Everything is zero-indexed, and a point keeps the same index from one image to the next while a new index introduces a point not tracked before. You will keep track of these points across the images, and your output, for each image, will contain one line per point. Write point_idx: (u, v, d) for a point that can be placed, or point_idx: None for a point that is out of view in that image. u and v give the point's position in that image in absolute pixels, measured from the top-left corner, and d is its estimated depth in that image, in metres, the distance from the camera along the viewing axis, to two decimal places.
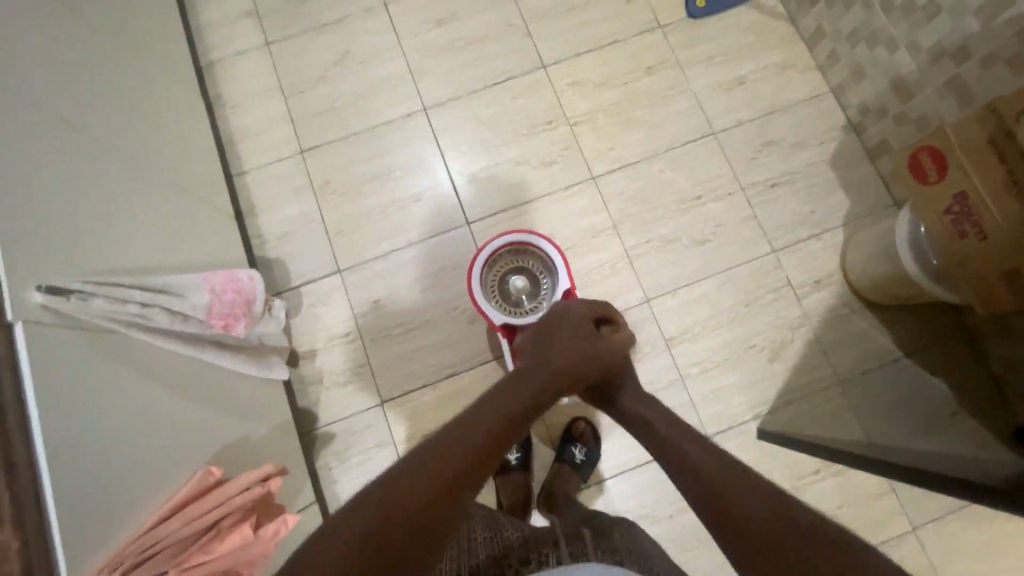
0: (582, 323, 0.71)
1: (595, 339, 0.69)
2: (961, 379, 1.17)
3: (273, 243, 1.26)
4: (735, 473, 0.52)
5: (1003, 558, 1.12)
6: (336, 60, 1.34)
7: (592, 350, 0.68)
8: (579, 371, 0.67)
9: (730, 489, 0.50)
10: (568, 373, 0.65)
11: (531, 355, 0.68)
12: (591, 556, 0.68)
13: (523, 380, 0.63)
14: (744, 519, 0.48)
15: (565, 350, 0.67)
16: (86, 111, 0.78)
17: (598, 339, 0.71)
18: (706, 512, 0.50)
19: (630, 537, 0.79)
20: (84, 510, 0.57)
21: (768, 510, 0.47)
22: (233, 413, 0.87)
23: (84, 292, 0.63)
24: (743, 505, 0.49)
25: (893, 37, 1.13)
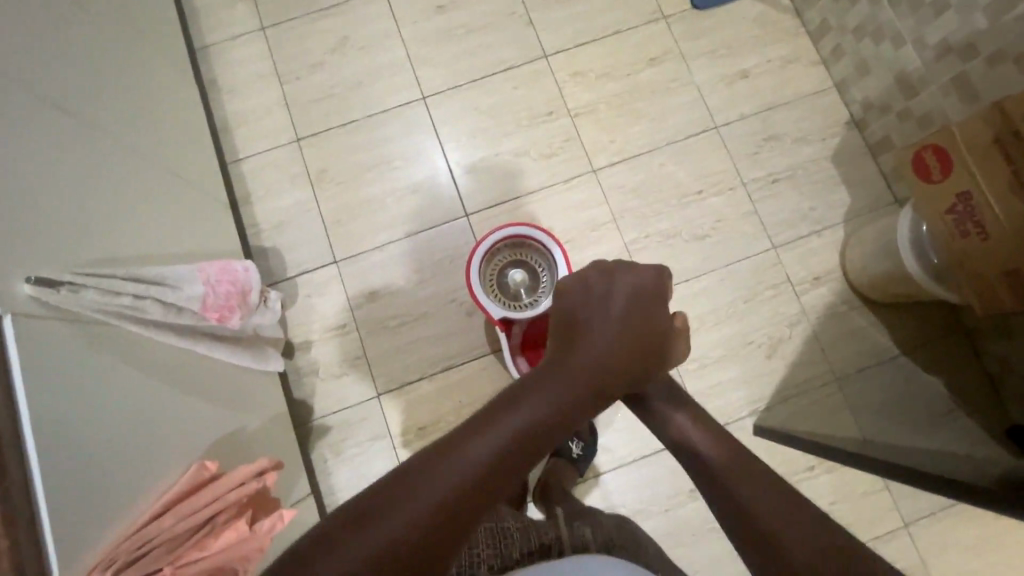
0: (628, 316, 0.58)
1: (652, 330, 0.59)
2: (958, 378, 1.17)
3: (269, 232, 1.25)
4: (787, 503, 0.48)
5: (994, 554, 1.13)
6: (333, 47, 1.31)
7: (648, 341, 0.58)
8: (618, 377, 0.56)
9: (779, 519, 0.47)
10: (605, 379, 0.54)
11: (565, 340, 0.57)
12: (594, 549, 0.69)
13: (565, 368, 0.54)
14: (788, 555, 0.45)
15: (604, 352, 0.55)
16: (75, 97, 0.76)
17: (647, 331, 0.58)
18: (748, 542, 0.47)
19: (636, 540, 0.78)
20: (75, 506, 0.56)
21: (819, 549, 0.44)
22: (227, 405, 0.86)
23: (74, 284, 0.62)
24: (793, 540, 0.45)
25: (900, 31, 1.12)
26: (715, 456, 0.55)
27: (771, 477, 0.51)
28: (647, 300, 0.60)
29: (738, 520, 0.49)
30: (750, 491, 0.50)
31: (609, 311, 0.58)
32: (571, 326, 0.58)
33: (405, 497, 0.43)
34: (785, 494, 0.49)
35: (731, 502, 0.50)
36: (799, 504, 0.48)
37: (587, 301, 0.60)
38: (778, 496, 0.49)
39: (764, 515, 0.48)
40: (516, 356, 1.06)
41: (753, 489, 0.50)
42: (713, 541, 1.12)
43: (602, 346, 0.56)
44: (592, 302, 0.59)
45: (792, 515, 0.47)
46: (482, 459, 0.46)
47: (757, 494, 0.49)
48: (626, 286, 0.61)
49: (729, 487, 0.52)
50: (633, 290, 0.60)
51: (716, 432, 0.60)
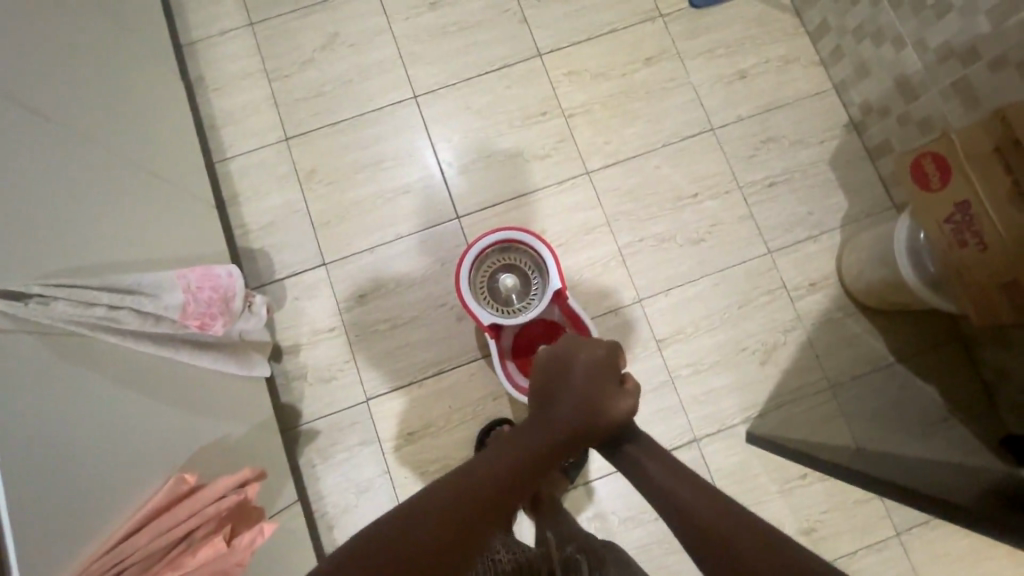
0: (590, 379, 0.64)
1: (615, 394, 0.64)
2: (961, 394, 1.15)
3: (257, 233, 1.23)
4: (769, 549, 0.47)
5: (985, 564, 1.13)
6: (323, 44, 1.29)
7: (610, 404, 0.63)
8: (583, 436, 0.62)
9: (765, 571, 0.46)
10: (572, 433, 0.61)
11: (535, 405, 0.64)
12: None
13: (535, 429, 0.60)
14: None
15: (571, 410, 0.62)
16: (51, 100, 0.74)
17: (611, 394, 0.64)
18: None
19: (626, 565, 0.74)
20: (44, 528, 0.55)
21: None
22: (210, 414, 0.85)
23: (43, 296, 0.60)
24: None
25: (901, 33, 1.09)
26: (691, 499, 0.54)
27: (750, 523, 0.50)
28: (609, 361, 0.67)
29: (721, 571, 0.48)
30: (732, 540, 0.49)
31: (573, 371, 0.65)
32: (541, 391, 0.65)
33: (394, 536, 0.46)
34: (767, 540, 0.48)
35: (713, 551, 0.49)
36: (784, 548, 0.47)
37: (557, 367, 0.66)
38: (761, 542, 0.48)
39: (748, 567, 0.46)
40: (506, 362, 1.04)
41: (735, 537, 0.49)
42: None
43: (569, 402, 0.62)
44: (558, 365, 0.66)
45: (776, 562, 0.46)
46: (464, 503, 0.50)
47: (739, 543, 0.48)
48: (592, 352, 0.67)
49: (710, 536, 0.50)
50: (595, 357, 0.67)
51: (688, 470, 0.59)
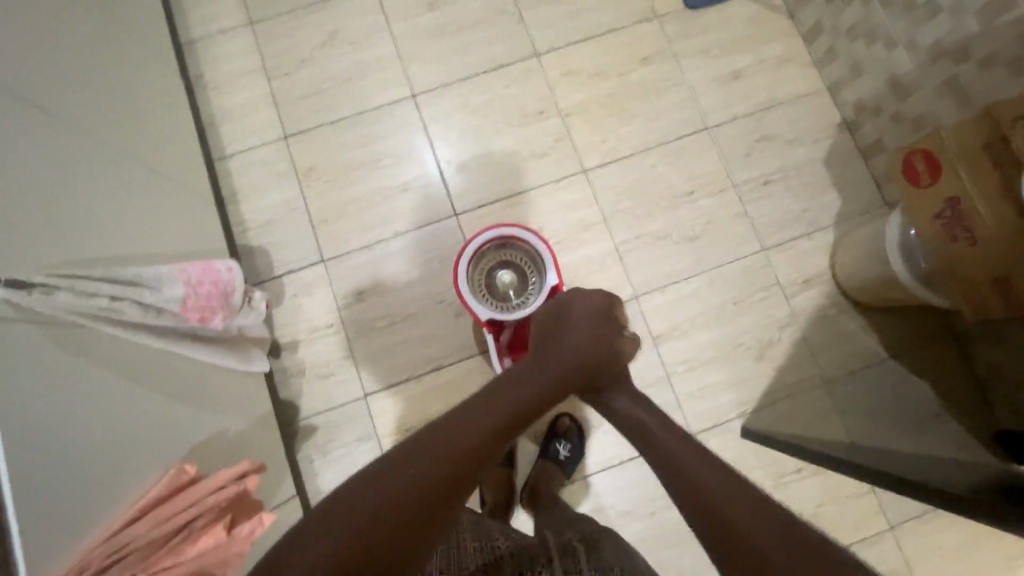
0: (583, 328, 0.72)
1: (605, 340, 0.72)
2: (958, 396, 1.16)
3: (256, 230, 1.23)
4: (750, 502, 0.51)
5: (977, 557, 1.14)
6: (322, 43, 1.30)
7: (602, 348, 0.71)
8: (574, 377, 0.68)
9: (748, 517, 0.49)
10: (573, 373, 0.67)
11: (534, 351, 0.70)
12: (584, 569, 0.67)
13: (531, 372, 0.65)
14: (755, 550, 0.47)
15: (573, 353, 0.69)
16: (52, 95, 0.75)
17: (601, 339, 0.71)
18: (714, 536, 0.50)
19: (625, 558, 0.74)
20: (46, 516, 0.55)
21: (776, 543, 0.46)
22: (210, 408, 0.85)
23: (47, 286, 0.60)
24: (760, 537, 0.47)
25: (893, 34, 1.11)
26: (682, 455, 0.58)
27: (735, 479, 0.53)
28: (604, 316, 0.74)
29: (706, 515, 0.51)
30: (717, 490, 0.52)
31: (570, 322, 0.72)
32: (541, 339, 0.72)
33: (416, 455, 0.51)
34: (751, 495, 0.51)
35: (699, 497, 0.53)
36: (765, 504, 0.50)
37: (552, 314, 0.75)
38: (745, 495, 0.51)
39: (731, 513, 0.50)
40: (504, 357, 1.05)
41: (720, 489, 0.52)
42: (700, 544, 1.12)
43: (569, 347, 0.69)
44: (555, 318, 0.74)
45: (758, 513, 0.49)
46: (479, 430, 0.56)
47: (723, 493, 0.52)
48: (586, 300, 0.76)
49: (697, 486, 0.54)
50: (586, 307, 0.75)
51: (679, 429, 0.63)
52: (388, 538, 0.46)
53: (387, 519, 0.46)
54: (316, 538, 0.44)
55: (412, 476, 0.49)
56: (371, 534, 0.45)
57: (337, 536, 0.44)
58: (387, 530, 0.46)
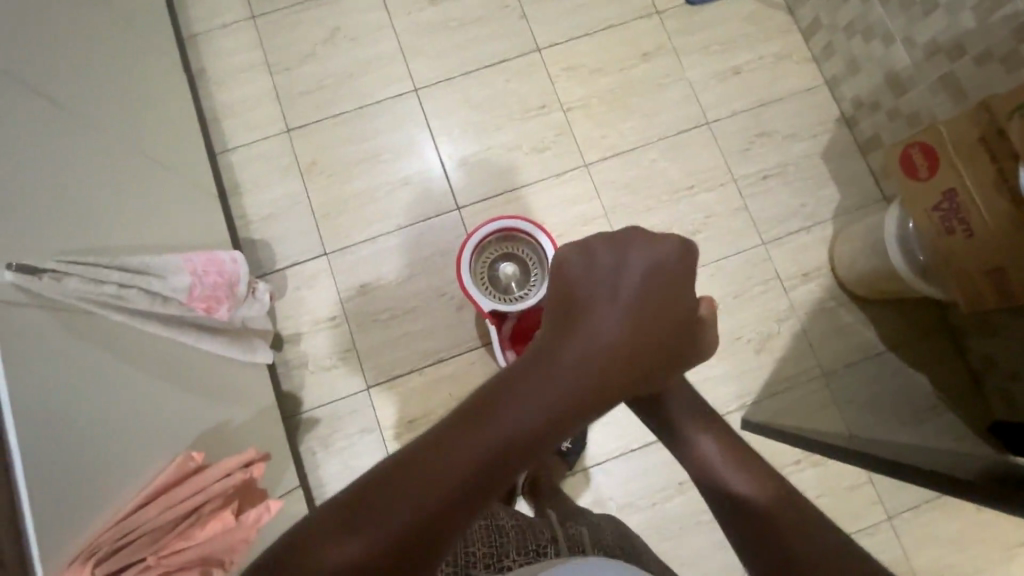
0: (643, 300, 0.49)
1: (671, 316, 0.50)
2: (955, 384, 1.17)
3: (258, 224, 1.24)
4: (815, 531, 0.45)
5: (973, 547, 1.15)
6: (324, 37, 1.30)
7: (667, 324, 0.50)
8: (640, 360, 0.48)
9: (813, 550, 0.43)
10: (651, 352, 0.49)
11: (567, 325, 0.48)
12: (589, 549, 0.70)
13: (581, 352, 0.46)
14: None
15: (643, 329, 0.48)
16: (60, 84, 0.75)
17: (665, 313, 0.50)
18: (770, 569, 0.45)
19: (627, 546, 0.76)
20: (59, 498, 0.56)
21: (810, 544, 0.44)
22: (216, 398, 0.86)
23: (56, 272, 0.61)
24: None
25: (890, 29, 1.12)
26: (739, 479, 0.52)
27: (799, 507, 0.47)
28: (676, 276, 0.51)
29: (765, 551, 0.46)
30: (779, 522, 0.47)
31: (632, 285, 0.49)
32: (568, 311, 0.49)
33: (440, 453, 0.40)
34: (816, 529, 0.45)
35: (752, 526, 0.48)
36: (830, 533, 0.44)
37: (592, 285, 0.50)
38: (814, 530, 0.45)
39: (791, 545, 0.44)
40: (506, 349, 1.06)
41: (781, 518, 0.47)
42: (699, 534, 1.13)
43: (638, 315, 0.48)
44: (590, 282, 0.50)
45: (827, 548, 0.43)
46: (521, 425, 0.42)
47: (787, 525, 0.46)
48: (641, 265, 0.50)
49: (755, 520, 0.48)
50: (646, 267, 0.51)
51: (742, 452, 0.57)
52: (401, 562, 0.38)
53: (399, 537, 0.38)
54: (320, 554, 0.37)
55: (434, 481, 0.39)
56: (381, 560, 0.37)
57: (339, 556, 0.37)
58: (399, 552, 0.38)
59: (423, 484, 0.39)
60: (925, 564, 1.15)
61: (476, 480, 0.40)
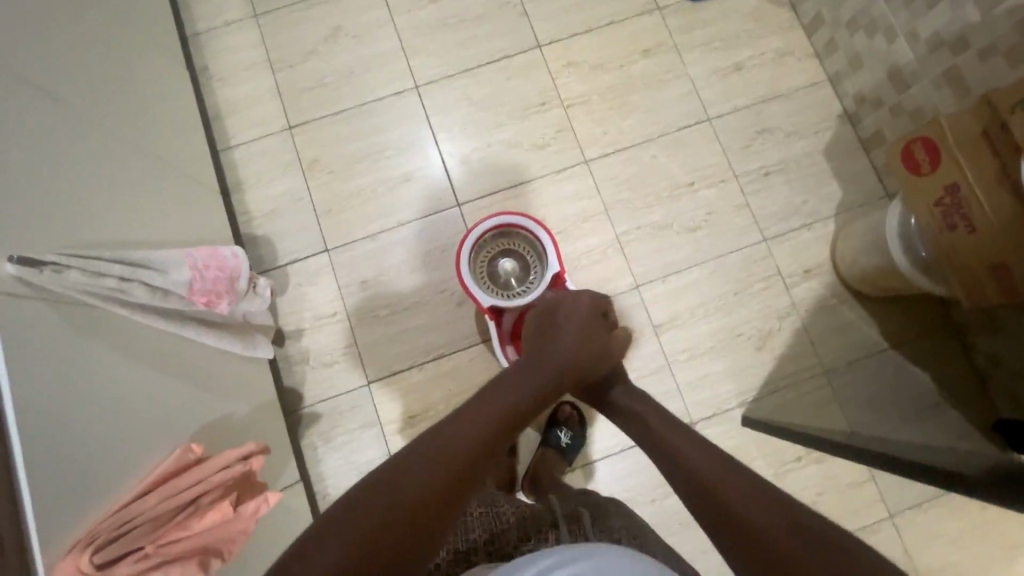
0: (578, 325, 0.73)
1: (604, 337, 0.74)
2: (957, 386, 1.16)
3: (260, 220, 1.25)
4: (748, 485, 0.52)
5: (976, 545, 1.14)
6: (327, 35, 1.31)
7: (600, 342, 0.73)
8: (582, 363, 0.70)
9: (757, 507, 0.50)
10: (594, 353, 0.71)
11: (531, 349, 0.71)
12: (590, 535, 0.70)
13: (540, 362, 0.68)
14: (771, 550, 0.47)
15: (587, 337, 0.72)
16: (63, 80, 0.76)
17: (595, 334, 0.73)
18: (717, 524, 0.51)
19: (636, 533, 0.75)
20: (61, 488, 0.57)
21: (758, 511, 0.50)
22: (217, 392, 0.87)
23: (58, 264, 0.62)
24: (772, 535, 0.47)
25: (894, 25, 1.11)
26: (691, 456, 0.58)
27: (733, 466, 0.55)
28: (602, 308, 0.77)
29: (712, 511, 0.52)
30: (723, 485, 0.53)
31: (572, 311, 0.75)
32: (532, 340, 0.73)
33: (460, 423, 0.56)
34: (759, 492, 0.51)
35: (697, 486, 0.55)
36: (762, 486, 0.52)
37: (547, 323, 0.74)
38: (748, 482, 0.52)
39: (733, 501, 0.51)
40: (505, 346, 1.06)
41: (724, 480, 0.53)
42: (700, 531, 1.13)
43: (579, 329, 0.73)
44: (545, 322, 0.75)
45: (768, 509, 0.49)
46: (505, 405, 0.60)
47: (729, 487, 0.53)
48: (578, 303, 0.76)
49: (701, 481, 0.55)
50: (578, 307, 0.76)
51: (674, 420, 0.66)
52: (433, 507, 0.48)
53: (430, 490, 0.49)
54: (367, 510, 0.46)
55: (448, 446, 0.53)
56: (419, 506, 0.48)
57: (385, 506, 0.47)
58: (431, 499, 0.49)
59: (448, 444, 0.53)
60: (927, 562, 1.14)
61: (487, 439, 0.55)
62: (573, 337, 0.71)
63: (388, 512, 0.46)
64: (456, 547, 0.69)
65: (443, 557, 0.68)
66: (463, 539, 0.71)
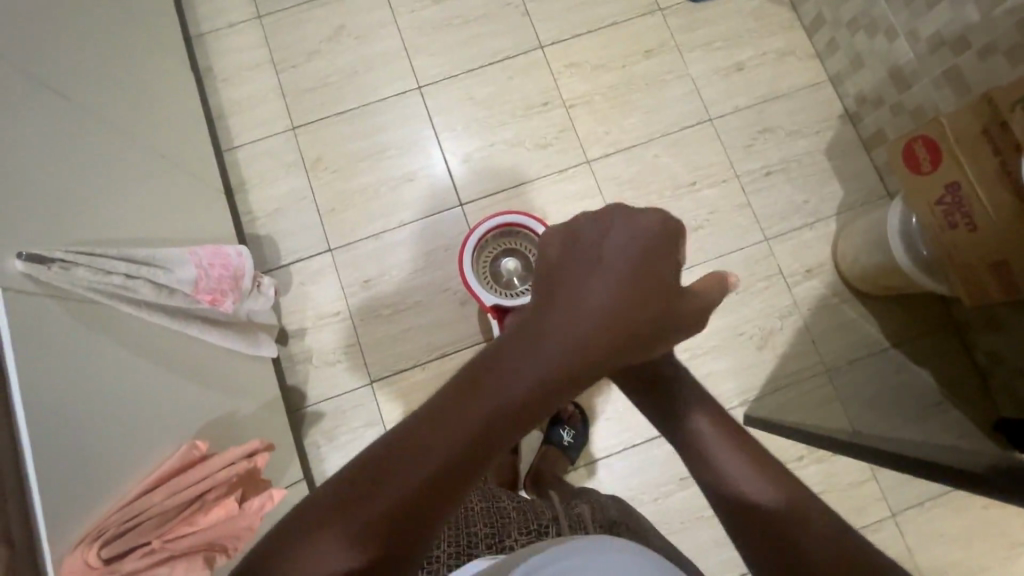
0: (629, 272, 0.48)
1: (666, 292, 0.50)
2: (958, 386, 1.16)
3: (263, 220, 1.25)
4: (798, 508, 0.45)
5: (978, 543, 1.14)
6: (330, 36, 1.32)
7: (659, 301, 0.49)
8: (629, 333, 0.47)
9: (809, 534, 0.43)
10: (647, 315, 0.48)
11: (552, 302, 0.47)
12: (589, 529, 0.71)
13: (564, 331, 0.45)
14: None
15: (639, 286, 0.48)
16: (69, 80, 0.76)
17: (653, 285, 0.49)
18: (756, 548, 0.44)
19: (635, 529, 0.77)
20: (68, 483, 0.57)
21: (834, 574, 0.40)
22: (223, 390, 0.88)
23: (65, 261, 0.62)
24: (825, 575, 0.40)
25: (894, 25, 1.12)
26: (748, 480, 0.48)
27: (784, 480, 0.47)
28: (662, 245, 0.50)
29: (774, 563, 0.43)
30: (767, 503, 0.45)
31: (620, 246, 0.49)
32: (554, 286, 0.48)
33: (458, 408, 0.41)
34: (836, 544, 0.42)
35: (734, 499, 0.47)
36: (813, 510, 0.44)
37: (582, 263, 0.49)
38: (796, 502, 0.45)
39: (779, 525, 0.44)
40: None
41: (769, 499, 0.46)
42: (702, 530, 1.13)
43: (627, 271, 0.48)
44: (581, 258, 0.49)
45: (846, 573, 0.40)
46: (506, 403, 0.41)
47: (775, 507, 0.45)
48: (630, 235, 0.50)
49: (742, 496, 0.47)
50: (630, 240, 0.50)
51: (728, 419, 0.54)
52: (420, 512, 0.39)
53: (417, 493, 0.39)
54: (340, 520, 0.38)
55: (439, 444, 0.40)
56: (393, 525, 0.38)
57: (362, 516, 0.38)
58: (418, 505, 0.39)
59: (444, 435, 0.40)
60: (929, 560, 1.14)
61: (493, 428, 0.41)
62: (617, 291, 0.47)
63: (360, 533, 0.37)
64: (457, 537, 0.69)
65: (443, 546, 0.68)
66: (462, 532, 0.70)
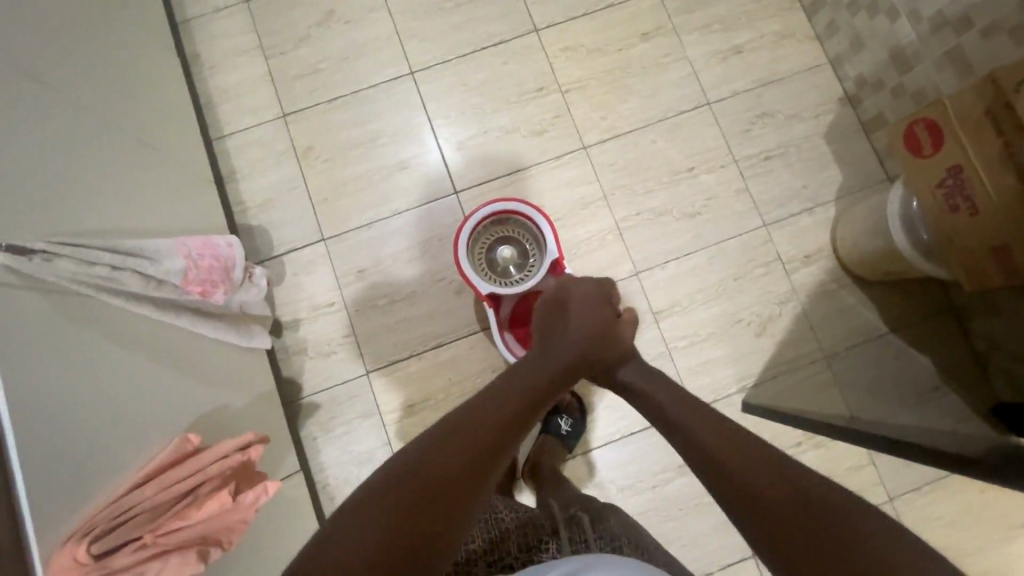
0: (584, 312, 0.74)
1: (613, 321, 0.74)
2: (953, 372, 1.15)
3: (255, 210, 1.23)
4: (769, 474, 0.49)
5: (975, 527, 1.14)
6: (319, 21, 1.29)
7: (610, 326, 0.73)
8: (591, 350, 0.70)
9: (747, 464, 0.51)
10: (601, 336, 0.72)
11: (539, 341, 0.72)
12: (590, 541, 0.70)
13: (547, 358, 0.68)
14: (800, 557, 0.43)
15: (594, 324, 0.72)
16: (52, 67, 0.74)
17: (603, 317, 0.74)
18: (734, 510, 0.49)
19: (637, 540, 0.75)
20: (58, 478, 0.56)
21: (773, 490, 0.48)
22: (215, 383, 0.87)
23: (46, 253, 0.60)
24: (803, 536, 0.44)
25: (895, 5, 1.10)
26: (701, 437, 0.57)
27: (732, 432, 0.55)
28: (603, 293, 0.78)
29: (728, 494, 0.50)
30: (744, 472, 0.50)
31: (578, 297, 0.76)
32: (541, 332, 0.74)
33: (478, 411, 0.58)
34: (772, 468, 0.50)
35: (716, 472, 0.52)
36: (786, 475, 0.49)
37: (557, 313, 0.75)
38: (765, 462, 0.50)
39: (754, 490, 0.49)
40: (504, 333, 1.06)
41: (745, 467, 0.51)
42: (700, 516, 1.13)
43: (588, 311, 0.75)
44: (554, 309, 0.76)
45: (781, 489, 0.48)
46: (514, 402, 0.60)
47: (750, 474, 0.50)
48: (584, 288, 0.78)
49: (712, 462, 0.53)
50: (584, 292, 0.77)
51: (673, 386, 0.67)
52: (460, 485, 0.50)
53: (454, 474, 0.50)
54: (398, 490, 0.48)
55: (472, 428, 0.55)
56: (446, 483, 0.49)
57: (409, 488, 0.48)
58: (452, 487, 0.50)
59: (477, 425, 0.56)
60: (927, 544, 1.14)
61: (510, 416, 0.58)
62: (581, 323, 0.72)
63: (420, 489, 0.48)
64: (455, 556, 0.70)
65: None
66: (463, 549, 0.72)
